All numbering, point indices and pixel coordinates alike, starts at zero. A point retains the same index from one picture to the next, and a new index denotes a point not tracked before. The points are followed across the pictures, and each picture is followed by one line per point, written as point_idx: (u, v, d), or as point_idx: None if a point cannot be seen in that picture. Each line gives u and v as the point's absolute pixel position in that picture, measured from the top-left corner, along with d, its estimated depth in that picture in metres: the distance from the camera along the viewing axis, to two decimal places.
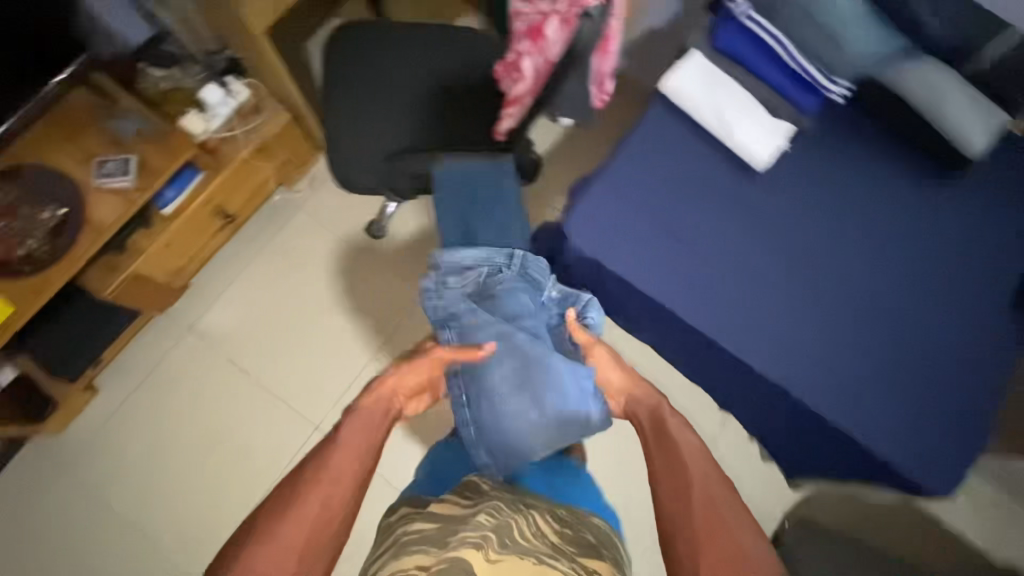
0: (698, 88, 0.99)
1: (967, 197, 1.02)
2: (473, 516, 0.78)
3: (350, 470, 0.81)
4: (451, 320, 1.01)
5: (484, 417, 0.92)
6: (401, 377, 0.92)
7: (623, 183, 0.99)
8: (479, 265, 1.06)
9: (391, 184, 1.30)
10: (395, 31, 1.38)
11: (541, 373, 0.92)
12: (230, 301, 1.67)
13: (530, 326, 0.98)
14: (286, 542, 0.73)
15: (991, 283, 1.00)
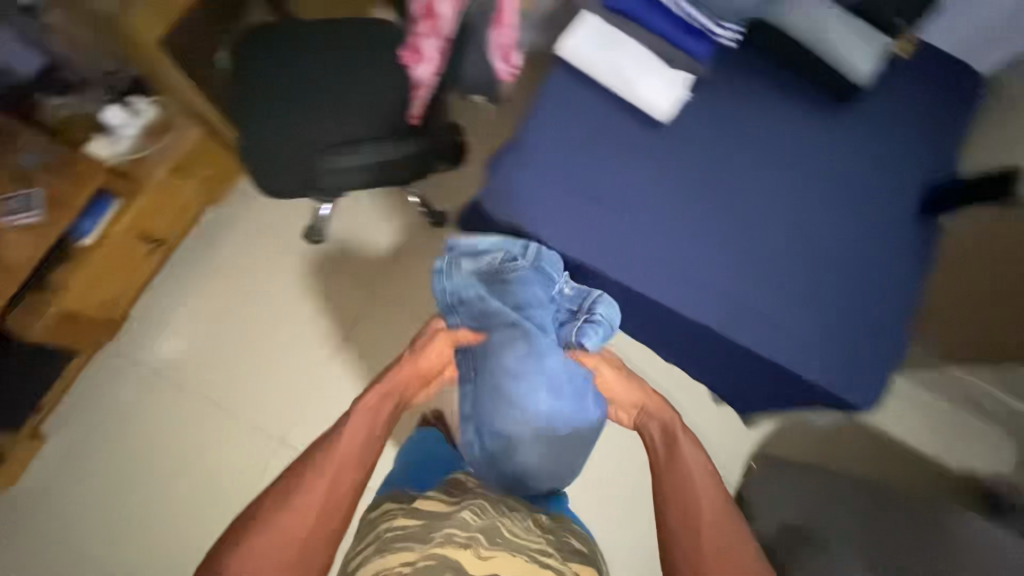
0: (593, 49, 1.04)
1: (859, 120, 1.08)
2: (466, 514, 0.79)
3: (354, 458, 0.82)
4: (458, 306, 0.96)
5: (483, 419, 0.88)
6: (418, 362, 0.91)
7: (531, 149, 1.03)
8: (495, 251, 0.98)
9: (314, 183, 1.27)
10: (351, 32, 1.36)
11: (544, 385, 0.88)
12: (171, 327, 1.63)
13: (537, 327, 0.93)
14: (284, 531, 0.75)
15: (893, 195, 1.06)
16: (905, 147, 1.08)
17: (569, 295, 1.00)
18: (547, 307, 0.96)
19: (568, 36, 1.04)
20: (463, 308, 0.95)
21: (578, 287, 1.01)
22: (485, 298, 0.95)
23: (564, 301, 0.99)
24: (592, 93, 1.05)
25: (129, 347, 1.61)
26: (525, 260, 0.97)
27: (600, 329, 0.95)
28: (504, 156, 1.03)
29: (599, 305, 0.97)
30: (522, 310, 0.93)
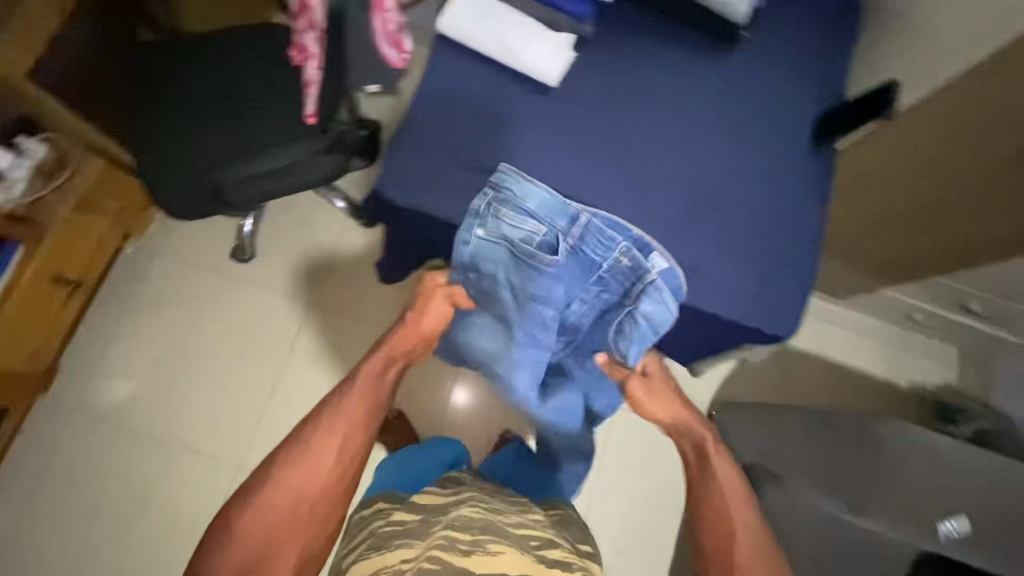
0: (474, 24, 1.02)
1: (748, 57, 1.09)
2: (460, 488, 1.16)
3: (359, 421, 0.96)
4: (482, 271, 0.96)
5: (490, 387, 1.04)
6: (420, 324, 1.03)
7: (423, 131, 1.01)
8: (534, 223, 0.95)
9: (217, 196, 1.22)
10: (271, 39, 1.34)
11: (554, 379, 1.04)
12: (106, 369, 1.56)
13: (544, 320, 0.95)
14: (297, 492, 0.89)
15: (791, 127, 1.07)
16: (799, 76, 1.09)
17: (619, 270, 0.96)
18: (582, 293, 0.98)
19: (447, 13, 1.02)
20: (487, 280, 0.97)
21: (634, 259, 0.95)
22: (506, 276, 0.96)
23: (613, 278, 0.97)
24: (481, 66, 1.04)
25: (65, 397, 1.54)
26: (566, 240, 0.95)
27: (636, 334, 0.95)
28: (403, 136, 1.00)
29: (646, 303, 0.94)
30: (545, 303, 0.95)
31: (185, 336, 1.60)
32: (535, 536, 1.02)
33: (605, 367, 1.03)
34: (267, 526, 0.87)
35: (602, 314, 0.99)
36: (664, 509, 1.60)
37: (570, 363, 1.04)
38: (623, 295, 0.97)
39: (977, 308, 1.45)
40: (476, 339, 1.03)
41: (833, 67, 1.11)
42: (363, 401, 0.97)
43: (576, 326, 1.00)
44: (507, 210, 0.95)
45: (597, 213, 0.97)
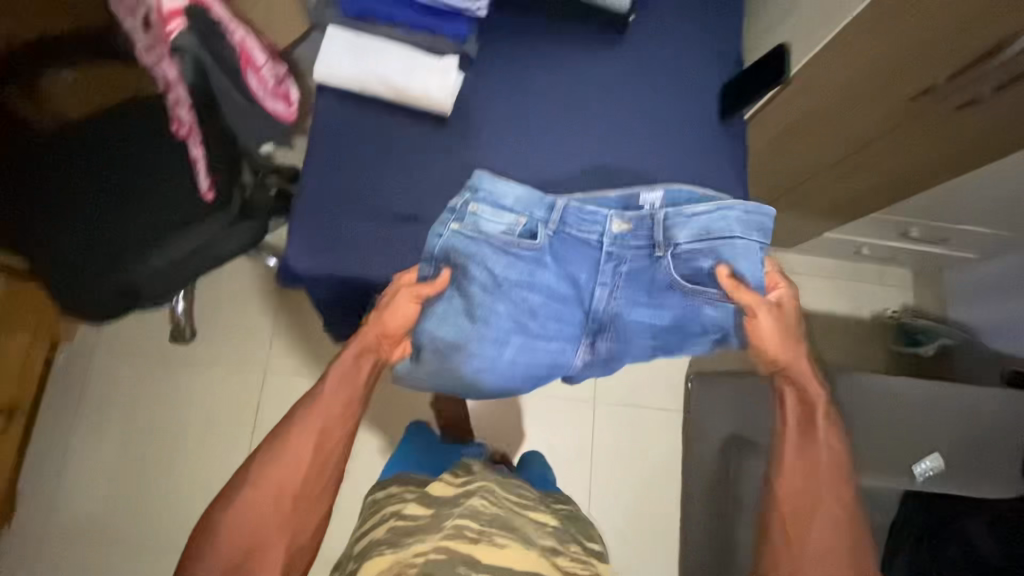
0: (349, 66, 0.96)
1: (638, 45, 1.06)
2: (471, 479, 1.13)
3: (334, 418, 0.91)
4: (452, 277, 0.93)
5: (474, 386, 0.96)
6: (384, 321, 0.93)
7: (324, 189, 0.96)
8: (511, 217, 0.92)
9: (127, 291, 1.15)
10: (141, 114, 1.26)
11: (634, 354, 0.97)
12: (66, 487, 1.48)
13: (533, 306, 0.93)
14: (276, 488, 0.86)
15: (697, 106, 1.05)
16: (694, 54, 1.07)
17: (627, 236, 0.93)
18: (600, 269, 0.94)
19: (319, 61, 0.96)
20: (465, 281, 0.92)
21: (638, 215, 0.93)
22: (489, 270, 0.92)
23: (641, 227, 0.93)
24: (368, 108, 0.99)
25: (30, 521, 1.45)
26: (546, 228, 0.93)
27: (712, 250, 0.90)
28: (300, 198, 0.95)
29: (681, 232, 0.91)
30: (532, 289, 0.93)
31: (147, 427, 1.53)
32: (543, 532, 1.04)
33: (730, 290, 0.90)
34: (249, 524, 0.84)
35: (643, 280, 0.93)
36: (663, 491, 1.58)
37: (645, 330, 0.95)
38: (652, 238, 0.93)
39: (917, 234, 1.47)
40: (456, 333, 0.92)
41: (727, 32, 1.08)
42: (340, 390, 0.92)
43: (599, 311, 0.94)
44: (484, 208, 0.92)
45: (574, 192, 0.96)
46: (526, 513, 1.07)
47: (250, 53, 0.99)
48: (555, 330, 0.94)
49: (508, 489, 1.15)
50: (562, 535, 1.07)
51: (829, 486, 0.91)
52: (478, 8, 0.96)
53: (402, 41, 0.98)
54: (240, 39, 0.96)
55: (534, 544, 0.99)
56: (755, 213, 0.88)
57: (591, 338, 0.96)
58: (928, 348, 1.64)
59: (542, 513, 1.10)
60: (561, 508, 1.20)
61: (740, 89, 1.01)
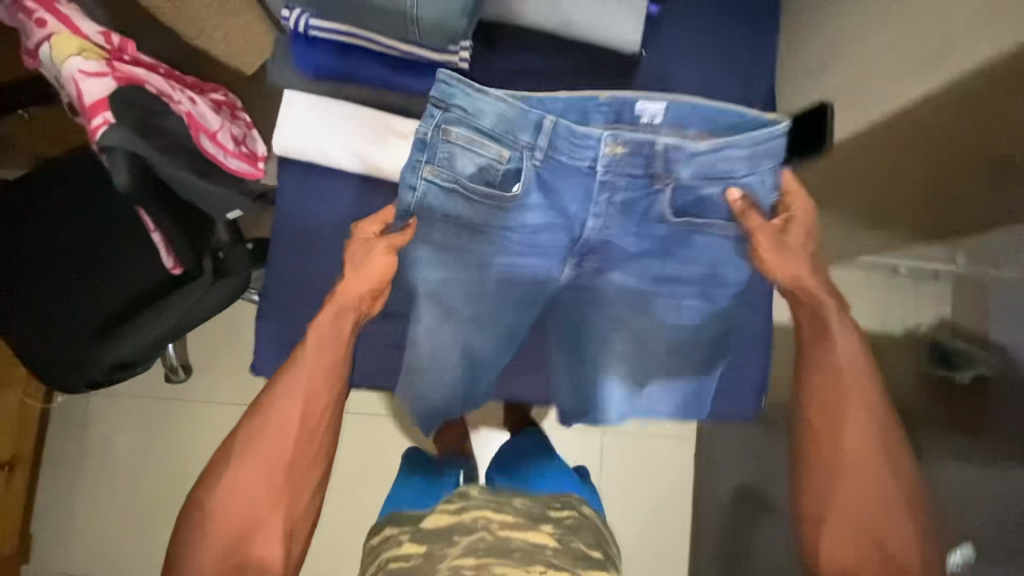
0: (312, 139, 0.83)
1: (651, 91, 0.90)
2: (467, 499, 0.98)
3: (321, 378, 0.80)
4: (432, 220, 0.81)
5: (468, 327, 0.87)
6: (364, 274, 0.81)
7: (295, 283, 0.88)
8: (494, 148, 0.77)
9: (112, 366, 1.07)
10: (71, 174, 1.12)
11: (638, 302, 0.90)
12: (74, 527, 1.48)
13: (519, 234, 0.84)
14: (265, 460, 0.77)
15: None
16: (717, 98, 0.91)
17: (625, 163, 0.76)
18: (593, 203, 0.80)
19: (278, 136, 0.83)
20: (450, 219, 0.81)
21: (633, 144, 0.75)
22: (460, 210, 0.81)
23: (641, 151, 0.76)
24: (341, 182, 0.87)
25: (47, 560, 1.47)
26: (532, 158, 0.77)
27: (716, 165, 0.78)
28: (270, 294, 0.86)
29: (682, 168, 0.77)
30: (519, 226, 0.83)
31: (147, 466, 1.51)
32: (548, 548, 0.89)
33: (739, 214, 0.81)
34: (240, 503, 0.76)
35: (639, 210, 0.82)
36: (677, 510, 1.53)
37: (643, 263, 0.88)
38: (649, 171, 0.78)
39: (965, 260, 1.30)
40: (443, 280, 0.85)
41: (760, 71, 0.92)
42: (320, 360, 0.80)
43: (589, 240, 0.84)
44: (460, 132, 0.75)
45: (562, 106, 0.75)
46: (524, 537, 0.90)
47: (200, 121, 0.87)
48: (541, 256, 0.86)
49: (512, 509, 0.97)
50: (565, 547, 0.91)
51: (841, 420, 0.78)
52: (460, 58, 0.81)
53: (367, 100, 0.85)
54: (186, 110, 0.84)
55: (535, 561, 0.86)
56: (767, 137, 0.75)
57: (577, 262, 0.87)
58: (961, 376, 1.21)
59: (542, 531, 0.93)
60: (566, 517, 1.01)
61: None
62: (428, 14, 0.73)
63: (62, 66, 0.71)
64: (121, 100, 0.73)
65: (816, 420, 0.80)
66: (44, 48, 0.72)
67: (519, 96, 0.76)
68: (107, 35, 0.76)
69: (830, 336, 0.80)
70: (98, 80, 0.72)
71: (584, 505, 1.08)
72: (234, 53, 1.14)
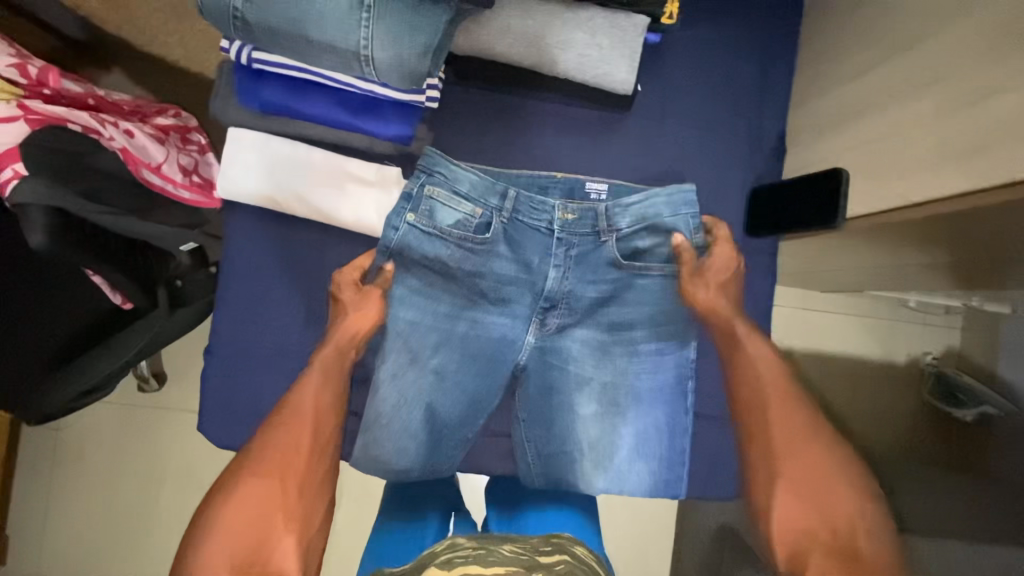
0: (262, 183, 0.74)
1: (647, 132, 0.81)
2: (451, 549, 0.69)
3: (325, 410, 0.71)
4: (411, 269, 0.76)
5: (432, 389, 0.77)
6: (356, 320, 0.76)
7: (243, 340, 0.78)
8: (468, 206, 0.74)
9: (75, 395, 0.95)
10: None
11: (604, 357, 0.77)
12: (52, 529, 1.46)
13: (487, 289, 0.77)
14: (285, 465, 0.64)
15: (722, 215, 0.81)
16: (722, 141, 0.81)
17: (574, 227, 0.75)
18: (553, 256, 0.75)
19: (224, 179, 0.74)
20: (428, 267, 0.76)
21: (581, 207, 0.76)
22: (436, 267, 0.76)
23: (583, 212, 0.75)
24: (299, 229, 0.78)
25: (25, 559, 1.46)
26: (501, 216, 0.75)
27: (645, 209, 0.75)
28: (214, 354, 0.76)
29: (622, 220, 0.74)
30: (486, 275, 0.76)
31: (124, 469, 1.47)
32: None
33: (684, 260, 0.76)
34: (248, 518, 0.60)
35: (592, 264, 0.76)
36: None
37: (605, 315, 0.77)
38: (596, 225, 0.75)
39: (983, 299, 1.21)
40: (415, 326, 0.76)
41: (771, 112, 0.82)
42: (325, 387, 0.72)
43: (556, 293, 0.76)
44: (442, 196, 0.74)
45: (521, 178, 0.77)
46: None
47: (139, 155, 0.78)
48: (508, 310, 0.77)
49: (501, 556, 0.67)
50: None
51: (762, 414, 0.70)
52: (426, 97, 0.72)
53: (323, 139, 0.75)
54: (121, 146, 0.75)
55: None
56: (678, 191, 0.74)
57: (542, 318, 0.77)
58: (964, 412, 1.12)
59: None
60: (557, 564, 0.69)
61: (779, 206, 0.76)
62: (384, 53, 0.63)
63: None
64: (35, 147, 0.64)
65: (746, 415, 0.72)
66: None
67: (492, 170, 0.78)
68: (23, 66, 0.69)
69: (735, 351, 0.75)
70: (7, 126, 0.64)
71: (579, 543, 0.76)
72: (194, 58, 1.02)
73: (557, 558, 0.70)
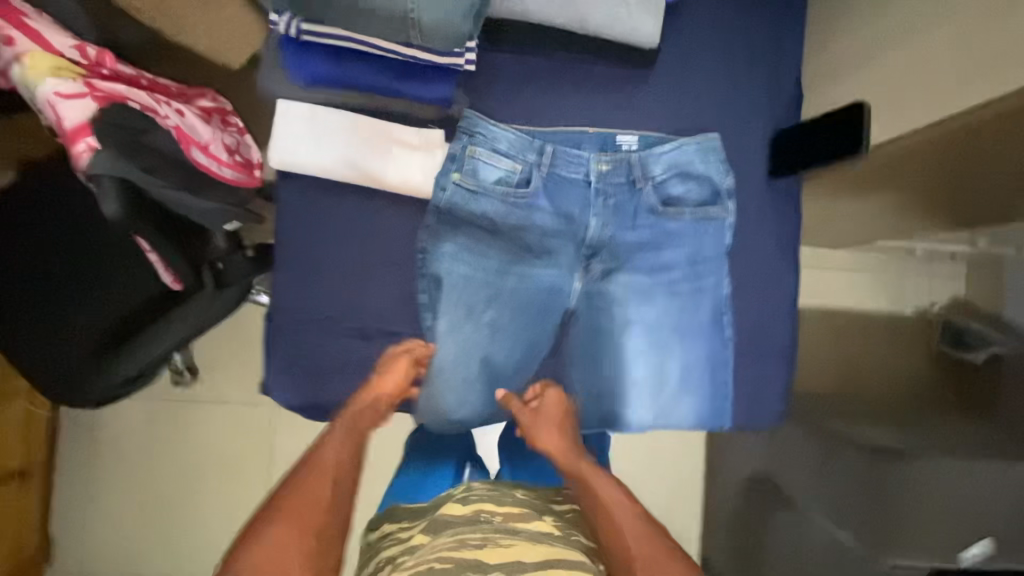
0: (311, 153, 0.78)
1: (673, 87, 0.85)
2: (469, 489, 0.82)
3: (345, 462, 0.74)
4: (459, 227, 0.80)
5: (486, 341, 0.81)
6: (380, 384, 0.80)
7: (301, 308, 0.81)
8: (507, 162, 0.79)
9: (131, 374, 1.00)
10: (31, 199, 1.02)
11: (644, 299, 0.82)
12: (93, 530, 1.47)
13: (531, 243, 0.81)
14: (303, 515, 0.66)
15: (747, 161, 0.85)
16: (744, 93, 0.85)
17: (609, 178, 0.80)
18: (591, 206, 0.80)
19: (276, 149, 0.77)
20: (475, 223, 0.80)
21: (614, 158, 0.80)
22: (481, 225, 0.80)
23: (615, 164, 0.80)
24: (347, 198, 0.82)
25: (69, 559, 1.47)
26: (540, 170, 0.79)
27: (675, 157, 0.79)
28: (276, 318, 0.80)
29: (655, 167, 0.79)
30: (530, 228, 0.80)
31: (161, 466, 1.49)
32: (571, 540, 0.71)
33: (714, 201, 0.80)
34: (274, 556, 0.62)
35: (627, 211, 0.81)
36: (683, 502, 1.37)
37: (644, 259, 0.81)
38: (630, 175, 0.80)
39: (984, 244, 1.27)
40: (467, 281, 0.80)
41: (787, 63, 0.86)
42: (347, 445, 0.75)
43: (596, 240, 0.80)
44: (483, 155, 0.78)
45: (556, 135, 0.82)
46: (530, 529, 0.71)
47: (190, 133, 0.81)
48: (550, 264, 0.81)
49: (514, 501, 0.79)
50: (569, 535, 0.73)
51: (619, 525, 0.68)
52: (465, 61, 0.76)
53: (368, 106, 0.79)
54: (174, 124, 0.78)
55: (541, 541, 0.68)
56: (705, 140, 0.79)
57: (586, 265, 0.82)
58: (975, 357, 1.12)
59: (547, 523, 0.74)
60: (565, 513, 0.81)
61: (801, 147, 0.80)
62: (430, 17, 0.67)
63: (35, 88, 0.66)
64: (104, 122, 0.68)
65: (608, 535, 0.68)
66: (15, 67, 0.67)
67: (528, 128, 0.82)
68: (82, 47, 0.72)
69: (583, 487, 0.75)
70: (76, 102, 0.67)
71: None
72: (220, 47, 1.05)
73: (568, 507, 0.82)
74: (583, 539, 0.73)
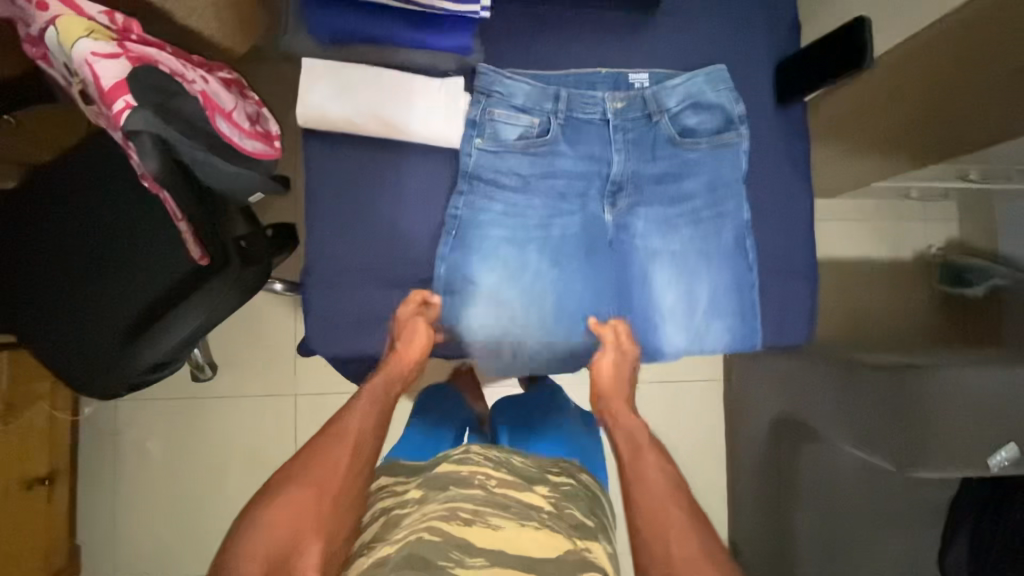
0: (339, 109, 0.80)
1: (679, 27, 0.88)
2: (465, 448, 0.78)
3: (366, 430, 0.70)
4: (486, 185, 0.83)
5: (523, 288, 0.83)
6: (402, 355, 0.79)
7: (335, 265, 0.83)
8: (526, 116, 0.82)
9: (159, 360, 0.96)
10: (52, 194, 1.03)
11: (668, 228, 0.85)
12: (120, 536, 1.45)
13: (556, 189, 0.84)
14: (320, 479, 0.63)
15: (755, 93, 0.89)
16: (747, 28, 0.89)
17: (625, 115, 0.84)
18: (610, 145, 0.83)
19: (303, 108, 0.80)
20: (502, 176, 0.83)
21: (628, 95, 0.84)
22: (507, 177, 0.83)
23: (628, 102, 0.84)
24: (374, 153, 0.84)
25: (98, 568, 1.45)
26: (557, 118, 0.83)
27: (685, 90, 0.83)
28: (312, 277, 0.82)
29: (668, 99, 0.83)
30: (556, 173, 0.83)
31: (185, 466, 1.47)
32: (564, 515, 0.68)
33: (727, 127, 0.84)
34: (285, 522, 0.60)
35: (646, 143, 0.84)
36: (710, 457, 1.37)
37: (666, 189, 0.84)
38: (644, 110, 0.84)
39: None
40: (499, 231, 0.83)
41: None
42: (369, 414, 0.72)
43: (620, 175, 0.83)
44: (501, 108, 0.82)
45: (569, 79, 0.85)
46: (523, 498, 0.67)
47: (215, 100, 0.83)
48: (577, 208, 0.84)
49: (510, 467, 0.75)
50: (560, 515, 0.68)
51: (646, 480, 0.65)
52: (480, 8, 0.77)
53: (392, 58, 0.82)
54: (201, 90, 0.80)
55: (530, 522, 0.63)
56: (712, 69, 0.83)
57: (612, 201, 0.84)
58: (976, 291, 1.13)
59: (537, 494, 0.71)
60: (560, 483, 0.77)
61: (805, 68, 0.84)
62: None
63: (71, 50, 0.68)
64: (138, 82, 0.69)
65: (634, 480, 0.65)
66: (50, 32, 0.69)
67: (541, 78, 0.85)
68: (111, 14, 0.74)
69: (615, 430, 0.75)
70: (111, 62, 0.68)
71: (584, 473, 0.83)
72: None
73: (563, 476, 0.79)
74: (576, 514, 0.69)
